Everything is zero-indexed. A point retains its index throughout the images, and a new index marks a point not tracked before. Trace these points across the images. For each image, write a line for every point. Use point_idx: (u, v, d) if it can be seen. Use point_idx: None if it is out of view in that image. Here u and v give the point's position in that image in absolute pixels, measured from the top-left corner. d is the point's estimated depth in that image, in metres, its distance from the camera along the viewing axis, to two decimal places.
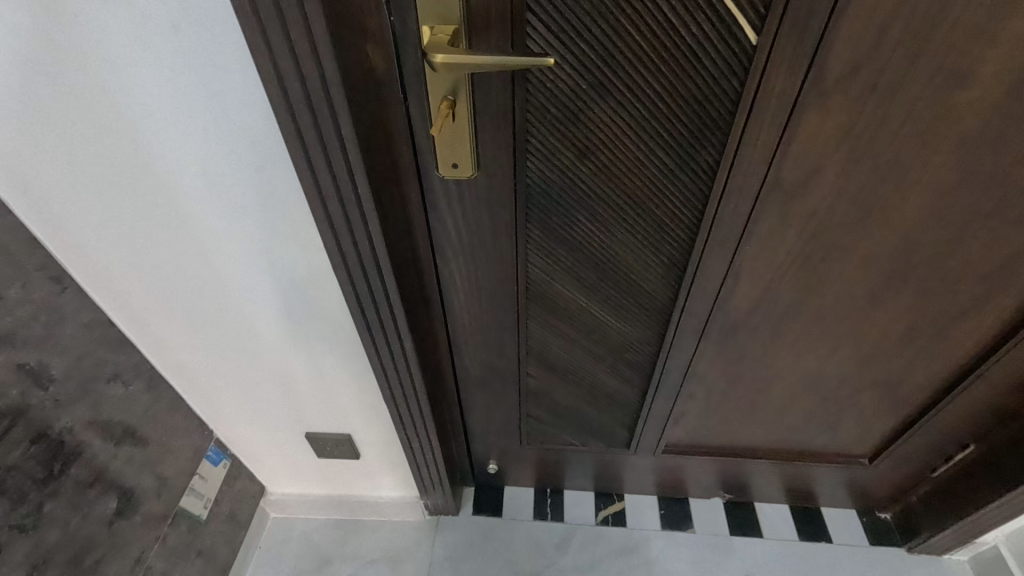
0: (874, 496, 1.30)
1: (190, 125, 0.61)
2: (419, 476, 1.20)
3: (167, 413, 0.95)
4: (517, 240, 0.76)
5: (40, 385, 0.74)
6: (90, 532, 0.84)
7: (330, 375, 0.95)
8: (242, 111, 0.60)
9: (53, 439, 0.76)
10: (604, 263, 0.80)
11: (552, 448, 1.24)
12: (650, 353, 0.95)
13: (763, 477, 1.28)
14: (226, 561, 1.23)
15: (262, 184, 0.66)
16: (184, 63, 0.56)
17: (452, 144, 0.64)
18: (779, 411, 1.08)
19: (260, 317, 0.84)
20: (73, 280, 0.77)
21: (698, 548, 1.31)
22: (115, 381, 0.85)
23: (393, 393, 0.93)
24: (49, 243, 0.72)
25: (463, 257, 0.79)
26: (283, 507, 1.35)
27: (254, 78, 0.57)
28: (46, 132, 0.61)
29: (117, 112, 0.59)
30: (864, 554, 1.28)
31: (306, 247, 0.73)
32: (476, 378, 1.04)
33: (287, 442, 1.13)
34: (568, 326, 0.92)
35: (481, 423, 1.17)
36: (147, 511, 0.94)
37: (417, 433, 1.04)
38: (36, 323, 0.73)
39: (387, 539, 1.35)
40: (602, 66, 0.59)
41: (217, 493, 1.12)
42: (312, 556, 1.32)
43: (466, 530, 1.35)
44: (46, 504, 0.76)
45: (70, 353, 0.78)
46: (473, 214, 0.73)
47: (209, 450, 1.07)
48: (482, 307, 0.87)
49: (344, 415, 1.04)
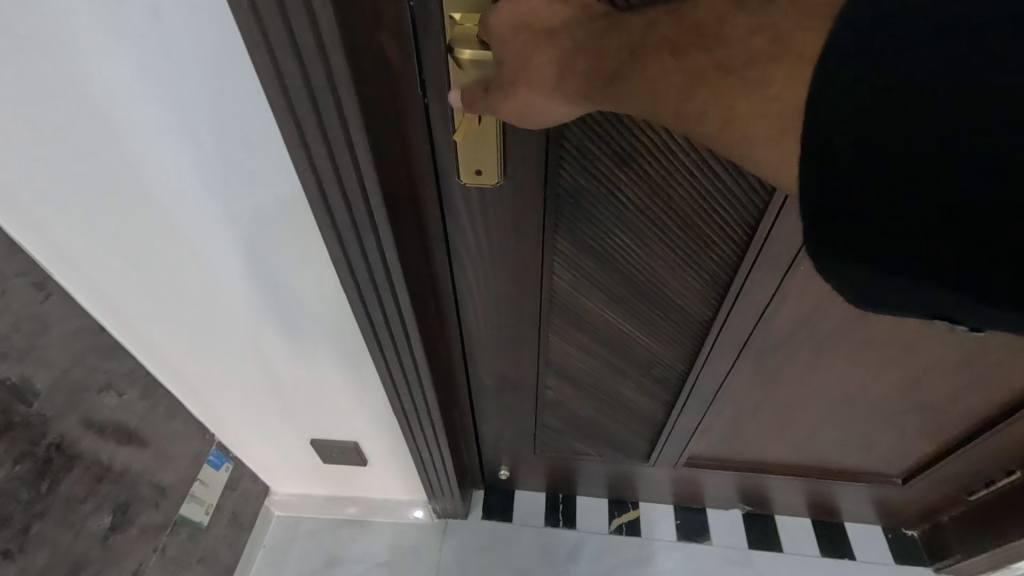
0: (902, 514, 1.24)
1: (179, 124, 0.54)
2: (428, 481, 1.16)
3: (164, 420, 0.90)
4: (543, 252, 0.69)
5: (24, 401, 0.69)
6: (83, 550, 0.79)
7: (335, 381, 0.91)
8: (241, 110, 0.53)
9: (41, 455, 0.72)
10: (637, 278, 0.73)
11: (566, 457, 1.19)
12: (680, 370, 0.89)
13: (786, 492, 1.23)
14: (229, 561, 1.20)
15: (267, 189, 0.60)
16: (173, 54, 0.48)
17: (476, 149, 0.56)
18: (811, 431, 1.01)
19: (260, 322, 0.79)
20: (58, 285, 0.71)
21: (714, 560, 1.27)
22: (108, 390, 0.80)
23: (404, 402, 0.89)
24: (31, 248, 0.66)
25: (482, 267, 0.72)
26: (289, 505, 1.33)
27: (250, 72, 0.50)
28: (20, 131, 0.54)
29: (101, 110, 0.53)
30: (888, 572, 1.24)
31: (316, 254, 0.68)
32: (490, 388, 0.98)
33: (292, 444, 1.09)
34: (593, 340, 0.85)
35: (493, 431, 1.12)
36: (144, 522, 0.90)
37: (426, 441, 0.99)
38: (17, 335, 0.67)
39: (394, 540, 1.32)
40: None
41: (219, 497, 1.08)
42: (318, 557, 1.29)
43: (475, 534, 1.31)
44: (34, 525, 0.71)
45: (56, 365, 0.72)
46: (496, 224, 0.66)
47: (211, 454, 1.03)
48: (501, 319, 0.81)
49: (351, 419, 1.01)
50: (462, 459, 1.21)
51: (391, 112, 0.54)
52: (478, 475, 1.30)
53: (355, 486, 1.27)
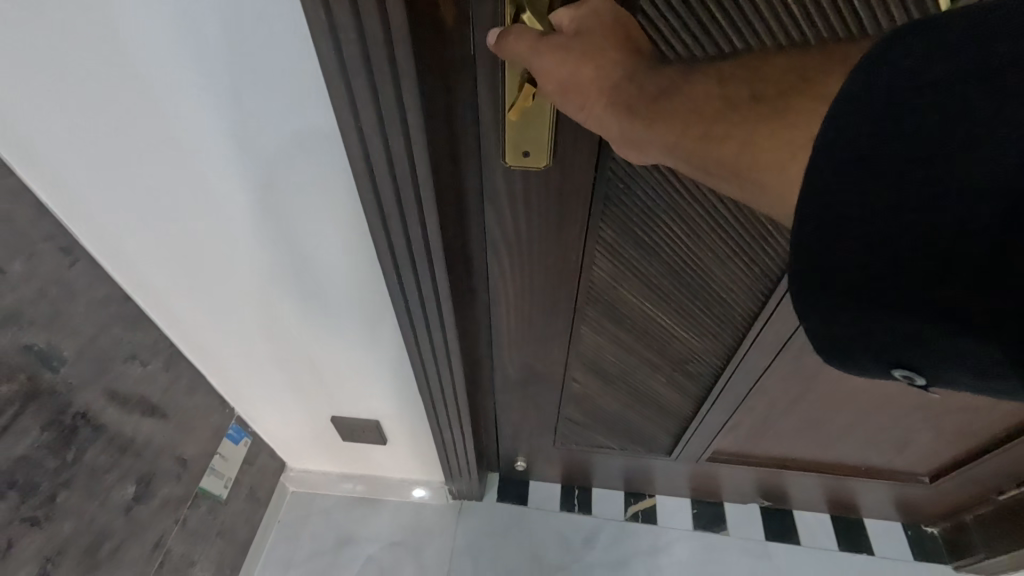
0: (924, 512, 1.23)
1: (220, 88, 0.51)
2: (447, 462, 1.15)
3: (185, 394, 0.89)
4: (586, 240, 0.66)
5: (51, 368, 0.68)
6: (108, 520, 0.79)
7: (362, 359, 0.90)
8: (289, 78, 0.50)
9: (67, 424, 0.70)
10: (680, 269, 0.71)
11: (584, 450, 1.17)
12: (715, 365, 0.87)
13: (807, 489, 1.21)
14: (246, 536, 1.21)
15: (309, 162, 0.58)
16: (222, 15, 0.46)
17: (525, 129, 0.53)
18: (842, 429, 1.00)
19: (291, 296, 0.78)
20: (84, 251, 0.69)
21: (731, 551, 1.26)
22: (133, 361, 0.78)
23: (430, 385, 0.88)
24: (58, 211, 0.64)
25: (517, 255, 0.69)
26: (305, 481, 1.34)
27: (299, 35, 0.47)
28: (50, 90, 0.52)
29: (139, 71, 0.50)
30: (906, 568, 1.23)
31: (355, 232, 0.66)
32: (515, 380, 0.96)
33: (315, 422, 1.09)
34: (626, 332, 0.83)
35: (514, 423, 1.11)
36: (166, 494, 0.89)
37: (450, 422, 0.98)
38: (44, 300, 0.66)
39: (410, 519, 1.32)
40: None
41: (237, 471, 1.08)
42: (332, 533, 1.30)
43: (490, 516, 1.32)
44: (60, 494, 0.70)
45: (82, 334, 0.71)
46: (538, 212, 0.63)
47: (231, 429, 1.03)
48: (532, 308, 0.78)
49: (373, 397, 1.00)
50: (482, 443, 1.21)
51: (442, 81, 0.51)
52: (495, 459, 1.30)
53: (372, 464, 1.27)
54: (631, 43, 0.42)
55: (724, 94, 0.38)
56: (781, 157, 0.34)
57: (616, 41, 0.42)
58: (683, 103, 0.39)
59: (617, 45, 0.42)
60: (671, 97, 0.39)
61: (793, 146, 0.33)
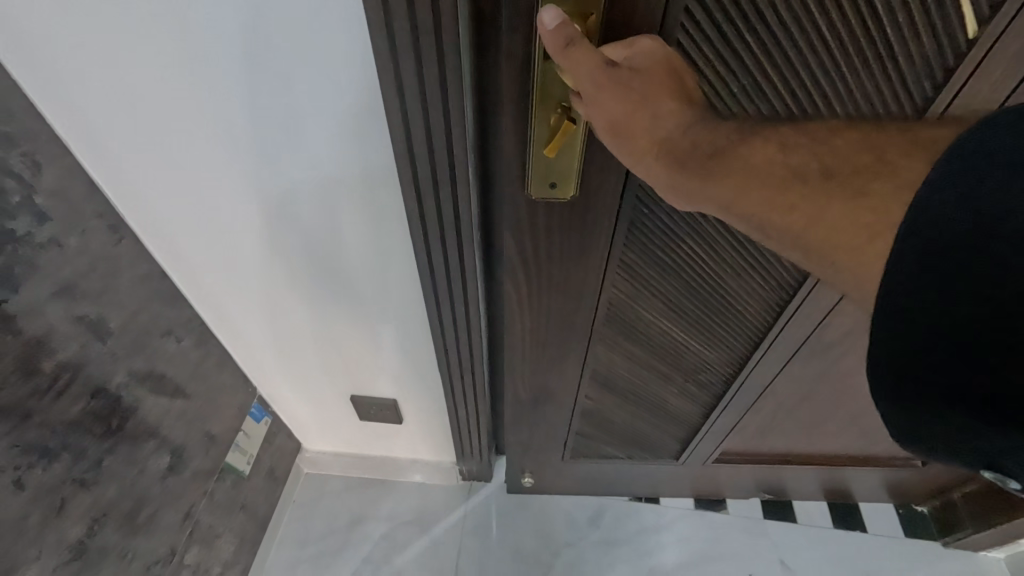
0: (913, 494, 1.30)
1: (264, 103, 0.59)
2: (460, 441, 1.20)
3: (213, 370, 1.00)
4: (607, 268, 0.67)
5: (100, 338, 0.77)
6: (146, 487, 0.89)
7: (387, 345, 0.96)
8: (327, 93, 0.57)
9: (112, 394, 0.80)
10: (697, 284, 0.74)
11: (593, 460, 1.18)
12: (726, 374, 0.92)
13: (803, 481, 1.27)
14: (264, 514, 1.26)
15: (352, 163, 0.65)
16: (284, 38, 0.53)
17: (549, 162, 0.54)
18: (845, 422, 1.05)
19: (324, 285, 0.85)
20: (129, 230, 0.78)
21: (732, 530, 1.32)
22: (169, 337, 0.89)
23: (449, 367, 0.94)
24: (114, 197, 0.73)
25: (537, 279, 0.69)
26: (320, 464, 1.38)
27: (336, 60, 0.54)
28: (115, 100, 0.60)
29: (190, 88, 0.58)
30: (898, 544, 1.29)
31: (394, 225, 0.73)
32: (525, 400, 0.94)
33: (335, 405, 1.17)
34: (640, 347, 0.86)
35: (520, 444, 1.11)
36: (197, 466, 1.01)
37: (465, 406, 1.05)
38: (94, 274, 0.74)
39: (419, 498, 1.37)
40: (783, 61, 0.53)
41: (258, 448, 1.20)
42: (343, 515, 1.34)
43: (498, 494, 1.37)
44: (105, 458, 0.80)
45: (126, 308, 0.80)
46: (557, 238, 0.63)
47: (252, 408, 1.14)
48: (549, 330, 0.78)
49: (391, 383, 1.08)
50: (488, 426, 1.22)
51: (481, 94, 0.58)
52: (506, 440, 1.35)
53: (386, 448, 1.34)
54: (688, 92, 0.45)
55: (793, 161, 0.39)
56: (854, 236, 0.34)
57: (669, 83, 0.44)
58: (744, 162, 0.41)
59: (674, 90, 0.44)
60: (730, 156, 0.41)
61: (866, 227, 0.34)
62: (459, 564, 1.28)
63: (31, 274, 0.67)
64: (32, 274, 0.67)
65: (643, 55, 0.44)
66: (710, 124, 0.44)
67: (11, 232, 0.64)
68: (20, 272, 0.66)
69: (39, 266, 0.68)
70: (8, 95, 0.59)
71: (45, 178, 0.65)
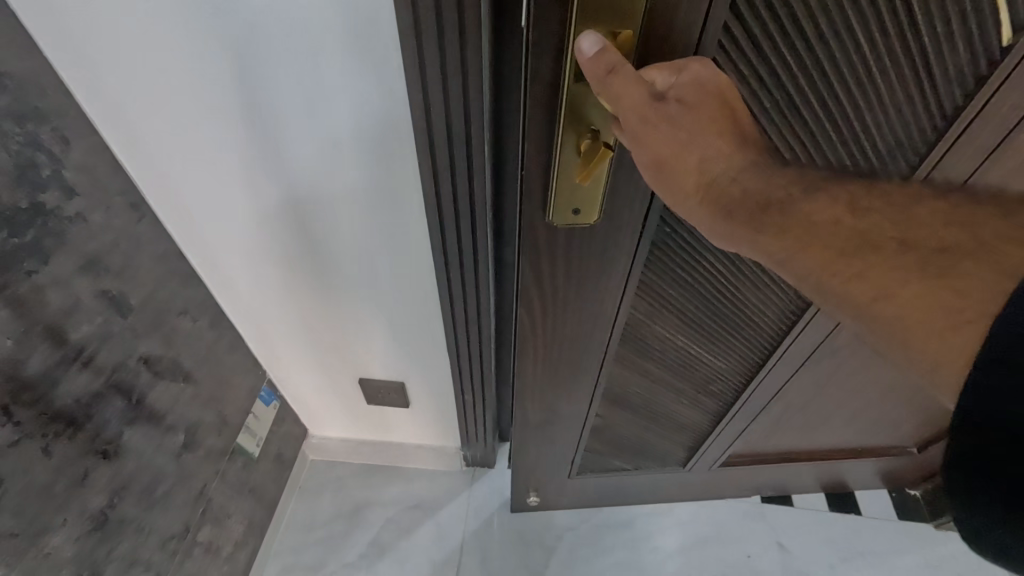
0: (902, 478, 1.36)
1: (279, 82, 0.67)
2: (466, 425, 1.25)
3: (227, 353, 1.07)
4: (625, 290, 0.61)
5: (122, 313, 0.84)
6: (161, 463, 0.95)
7: (395, 316, 1.03)
8: (337, 74, 0.66)
9: (132, 365, 0.86)
10: (715, 297, 0.71)
11: (604, 476, 1.11)
12: (737, 384, 0.91)
13: (800, 477, 1.30)
14: (272, 498, 1.30)
15: (362, 139, 0.73)
16: (297, 26, 0.61)
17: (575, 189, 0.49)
18: (845, 417, 1.09)
19: (337, 257, 0.92)
20: (149, 209, 0.85)
21: (730, 512, 1.36)
22: (185, 315, 0.96)
23: (458, 340, 1.00)
24: (139, 177, 0.81)
25: (550, 308, 0.62)
26: (325, 451, 1.42)
27: (342, 45, 0.63)
28: (147, 83, 0.68)
29: (214, 69, 0.66)
30: (891, 526, 1.35)
31: (407, 206, 0.82)
32: (533, 422, 0.85)
33: (344, 385, 1.23)
34: (653, 363, 0.81)
35: (527, 468, 1.02)
36: (209, 446, 1.07)
37: (472, 388, 1.13)
38: (116, 250, 0.81)
39: (420, 487, 1.39)
40: (807, 78, 0.57)
41: (268, 431, 1.24)
42: (347, 500, 1.37)
43: (500, 481, 1.40)
44: (125, 432, 0.86)
45: (145, 284, 0.87)
46: (577, 272, 0.58)
47: (262, 391, 1.20)
48: (555, 363, 0.72)
49: (400, 361, 1.14)
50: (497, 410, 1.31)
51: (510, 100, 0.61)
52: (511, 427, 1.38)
53: (386, 431, 1.37)
54: (741, 131, 0.43)
55: (863, 226, 0.37)
56: (933, 326, 0.33)
57: (721, 121, 0.42)
58: (808, 218, 0.39)
59: (722, 127, 0.42)
60: (790, 210, 0.40)
61: (949, 317, 0.32)
62: (465, 542, 1.31)
63: (59, 246, 0.73)
64: (60, 247, 0.73)
65: (693, 86, 0.42)
66: (766, 167, 0.42)
67: (42, 204, 0.70)
68: (49, 244, 0.72)
69: (66, 239, 0.74)
70: (46, 77, 0.67)
71: (73, 154, 0.72)
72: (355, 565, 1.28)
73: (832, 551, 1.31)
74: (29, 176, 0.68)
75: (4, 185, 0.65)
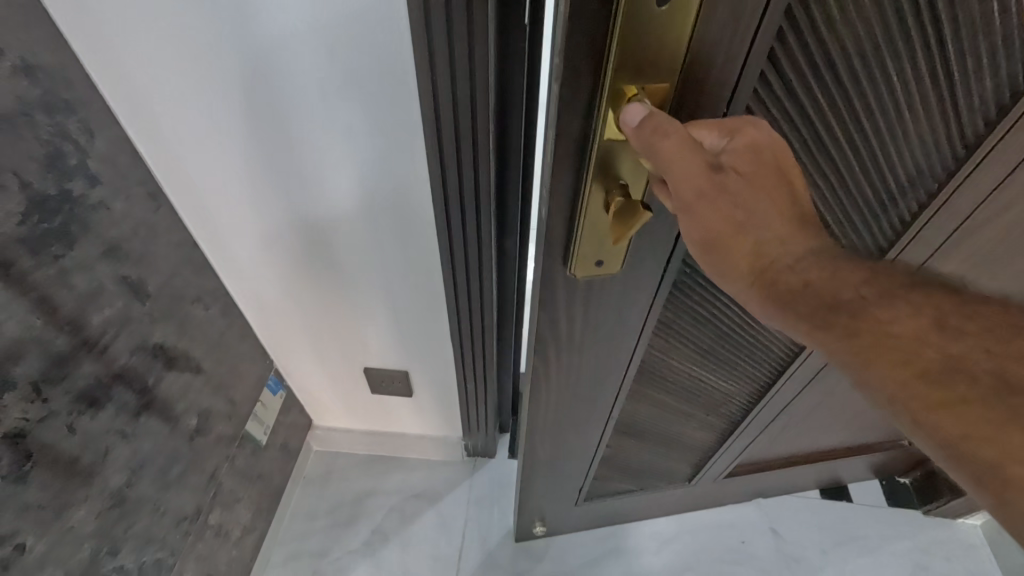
0: (893, 467, 1.41)
1: (301, 88, 0.70)
2: (467, 415, 1.27)
3: (238, 341, 1.09)
4: (643, 331, 0.61)
5: (139, 298, 0.85)
6: (176, 445, 0.97)
7: (403, 312, 1.05)
8: (356, 83, 0.69)
9: (149, 348, 0.88)
10: (730, 330, 0.71)
11: (607, 501, 1.12)
12: (745, 404, 0.92)
13: (797, 479, 1.32)
14: (279, 485, 1.33)
15: (377, 142, 0.76)
16: (320, 38, 0.65)
17: (598, 244, 0.47)
18: (843, 420, 1.11)
19: (347, 254, 0.94)
20: (166, 199, 0.87)
21: (722, 518, 1.39)
22: (198, 303, 0.97)
23: (462, 335, 1.03)
24: (162, 177, 0.84)
25: (567, 357, 0.61)
26: (328, 442, 1.44)
27: (361, 54, 0.66)
28: (176, 89, 0.71)
29: (239, 76, 0.69)
30: (881, 513, 1.41)
31: (412, 203, 0.84)
32: (543, 461, 0.85)
33: (348, 376, 1.24)
34: (665, 395, 0.81)
35: (534, 502, 1.03)
36: (219, 431, 1.09)
37: (474, 380, 1.15)
38: (135, 237, 0.83)
39: (423, 478, 1.43)
40: (829, 124, 0.55)
41: (274, 419, 1.26)
42: (351, 492, 1.40)
43: (501, 472, 1.44)
44: (143, 414, 0.89)
45: (162, 271, 0.89)
46: (588, 324, 0.57)
47: (270, 380, 1.21)
48: (566, 404, 0.71)
49: (408, 352, 1.15)
50: (500, 401, 1.34)
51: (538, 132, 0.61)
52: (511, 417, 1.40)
53: (386, 423, 1.38)
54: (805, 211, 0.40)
55: (954, 347, 0.33)
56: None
57: (783, 197, 0.39)
58: (882, 324, 0.35)
59: (783, 201, 0.39)
60: (863, 316, 0.35)
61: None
62: (467, 532, 1.35)
63: (85, 232, 0.75)
64: (85, 232, 0.75)
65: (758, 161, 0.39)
66: (831, 256, 0.38)
67: (69, 191, 0.73)
68: (76, 230, 0.74)
69: (91, 225, 0.76)
70: (72, 71, 0.70)
71: (97, 144, 0.75)
72: (360, 552, 1.32)
73: (823, 535, 1.37)
74: (57, 164, 0.71)
75: (36, 171, 0.68)
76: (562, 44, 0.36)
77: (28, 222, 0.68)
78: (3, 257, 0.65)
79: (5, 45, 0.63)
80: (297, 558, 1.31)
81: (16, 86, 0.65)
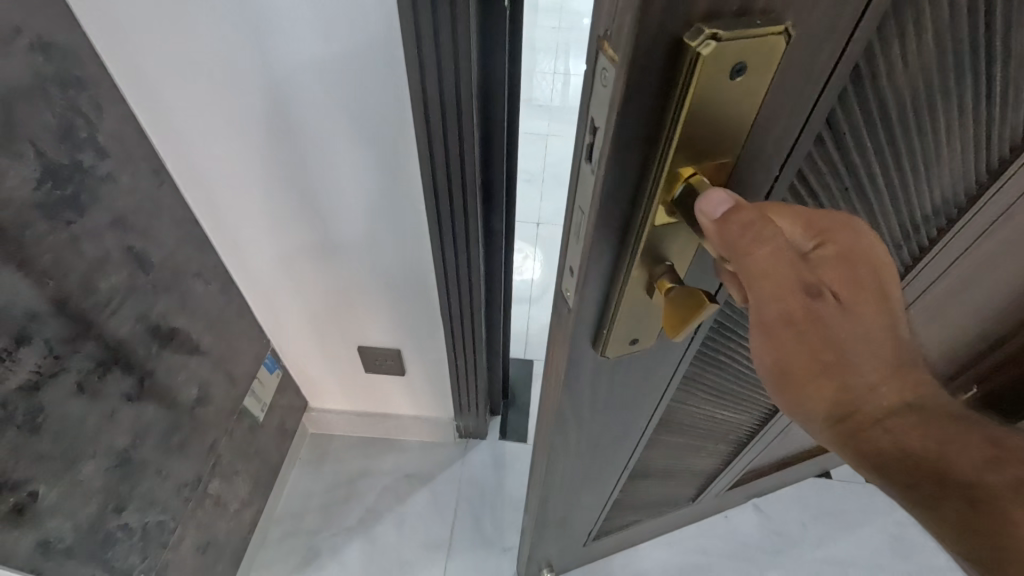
0: None
1: (318, 77, 0.68)
2: (460, 397, 1.27)
3: (237, 318, 1.08)
4: (665, 387, 0.59)
5: (144, 269, 0.83)
6: (178, 414, 0.99)
7: (404, 304, 1.05)
8: (372, 73, 0.67)
9: (152, 321, 0.87)
10: (745, 370, 0.68)
11: (613, 531, 1.11)
12: (750, 429, 0.91)
13: (786, 477, 1.32)
14: (275, 460, 1.35)
15: (388, 134, 0.74)
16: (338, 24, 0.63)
17: (636, 319, 0.45)
18: None
19: (351, 246, 0.93)
20: (170, 176, 0.83)
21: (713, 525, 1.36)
22: (199, 278, 0.95)
23: (454, 322, 1.03)
24: (168, 161, 0.82)
25: (587, 424, 0.59)
26: (322, 424, 1.46)
27: (378, 40, 0.64)
28: (191, 71, 0.69)
29: (258, 62, 0.67)
30: (862, 488, 1.42)
31: (411, 203, 0.83)
32: (546, 517, 0.83)
33: (346, 355, 1.23)
34: (677, 437, 0.80)
35: (542, 550, 1.01)
36: (219, 404, 1.10)
37: (465, 364, 1.15)
38: (141, 211, 0.80)
39: (417, 459, 1.45)
40: (863, 184, 0.50)
41: (273, 396, 1.27)
42: (346, 471, 1.43)
43: (492, 449, 1.45)
44: (146, 380, 0.89)
45: (166, 244, 0.86)
46: (604, 391, 0.54)
47: (266, 358, 1.21)
48: (579, 463, 0.68)
49: (405, 335, 1.14)
50: (490, 381, 1.34)
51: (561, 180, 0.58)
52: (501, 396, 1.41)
53: (384, 403, 1.39)
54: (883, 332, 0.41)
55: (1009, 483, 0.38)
56: None
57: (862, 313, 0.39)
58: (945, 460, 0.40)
59: (863, 318, 0.39)
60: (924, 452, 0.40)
61: None
62: (460, 505, 1.38)
63: (93, 202, 0.73)
64: (93, 204, 0.73)
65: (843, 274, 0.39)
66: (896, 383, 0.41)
67: (80, 162, 0.70)
68: (85, 199, 0.72)
69: (99, 197, 0.73)
70: (79, 46, 0.66)
71: (106, 120, 0.71)
72: (356, 528, 1.35)
73: (803, 511, 1.39)
74: (68, 136, 0.68)
75: (49, 141, 0.66)
76: (612, 126, 0.32)
77: (42, 187, 0.66)
78: (14, 222, 0.63)
79: (27, 24, 0.60)
80: (294, 535, 1.34)
81: (29, 60, 0.62)
